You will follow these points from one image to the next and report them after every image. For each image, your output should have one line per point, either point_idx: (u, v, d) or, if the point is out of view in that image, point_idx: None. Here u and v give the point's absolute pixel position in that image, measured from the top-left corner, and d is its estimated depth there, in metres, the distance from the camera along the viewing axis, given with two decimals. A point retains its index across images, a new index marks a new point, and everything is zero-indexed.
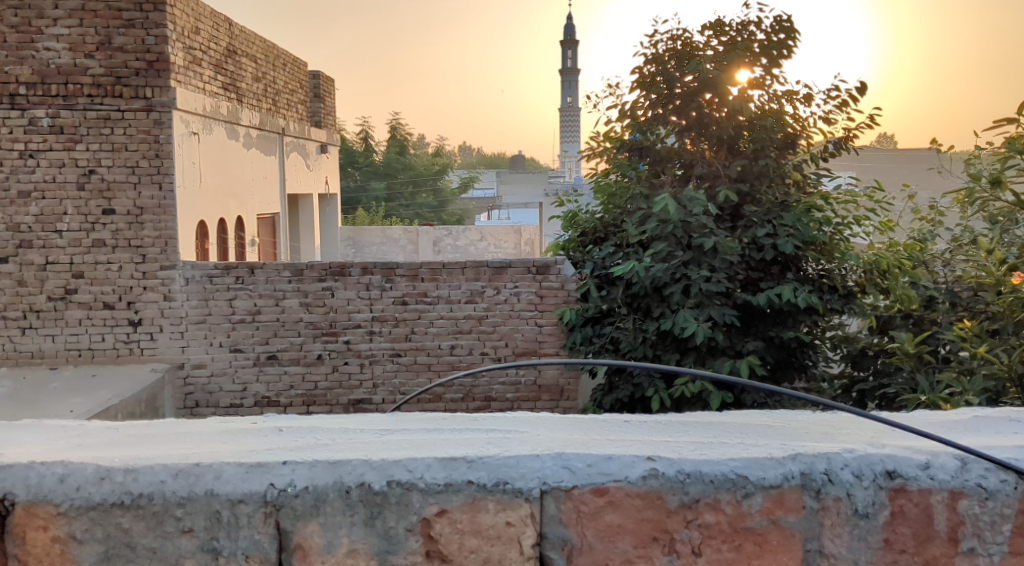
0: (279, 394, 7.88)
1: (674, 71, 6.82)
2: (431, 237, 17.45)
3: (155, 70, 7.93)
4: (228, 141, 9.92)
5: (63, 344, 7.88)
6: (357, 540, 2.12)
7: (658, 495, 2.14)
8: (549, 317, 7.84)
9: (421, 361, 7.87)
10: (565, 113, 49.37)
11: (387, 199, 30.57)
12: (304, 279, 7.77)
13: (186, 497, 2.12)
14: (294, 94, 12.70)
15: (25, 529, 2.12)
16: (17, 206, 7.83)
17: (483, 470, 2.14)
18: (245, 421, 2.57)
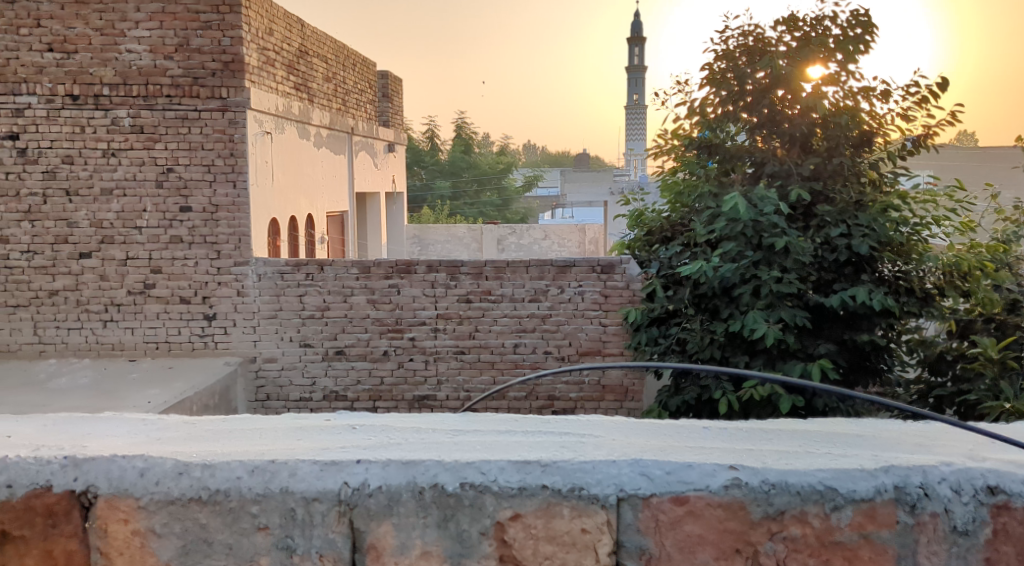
0: (347, 389, 7.94)
1: (745, 68, 6.78)
2: (495, 235, 17.58)
3: (230, 70, 8.04)
4: (300, 141, 10.05)
5: (142, 337, 8.06)
6: (430, 542, 2.03)
7: (741, 505, 2.05)
8: (614, 316, 7.75)
9: (485, 359, 7.85)
10: (634, 112, 49.12)
11: (453, 198, 30.55)
12: (372, 276, 7.82)
13: (262, 494, 2.04)
14: (363, 94, 12.80)
15: (107, 521, 2.04)
16: (99, 203, 8.00)
17: (558, 474, 2.06)
18: (317, 418, 2.47)
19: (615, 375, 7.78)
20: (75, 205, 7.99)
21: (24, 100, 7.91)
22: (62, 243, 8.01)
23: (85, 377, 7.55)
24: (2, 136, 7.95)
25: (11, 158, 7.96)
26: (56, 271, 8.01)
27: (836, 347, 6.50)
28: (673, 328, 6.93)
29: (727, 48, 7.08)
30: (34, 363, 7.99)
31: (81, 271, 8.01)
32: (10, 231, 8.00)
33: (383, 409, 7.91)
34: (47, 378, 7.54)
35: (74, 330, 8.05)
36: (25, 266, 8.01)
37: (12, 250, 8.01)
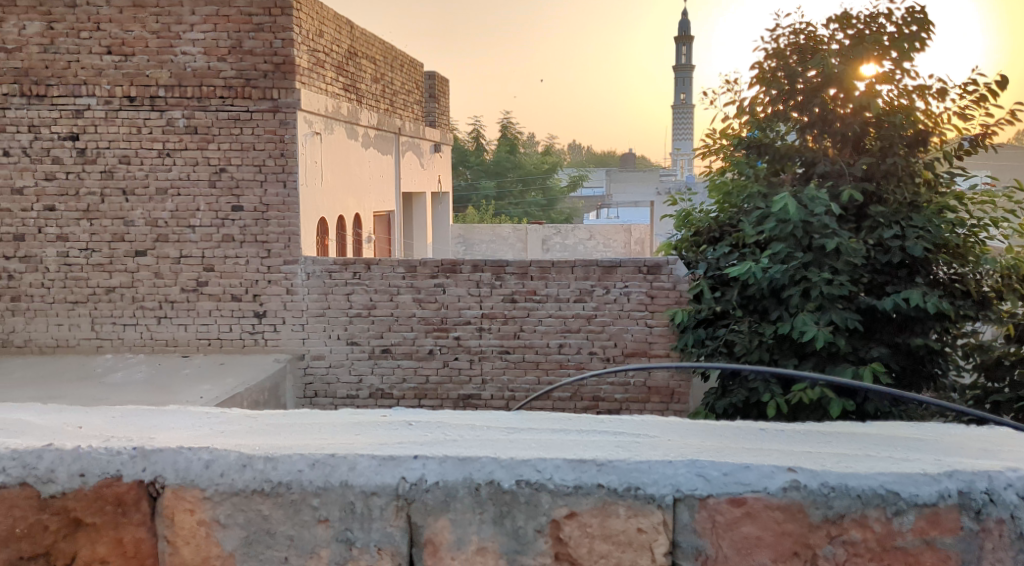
0: (393, 387, 7.99)
1: (796, 67, 6.80)
2: (540, 234, 17.66)
3: (282, 72, 8.14)
4: (348, 141, 10.14)
5: (195, 333, 8.18)
6: (487, 538, 1.94)
7: (800, 508, 1.96)
8: (660, 318, 7.71)
9: (530, 359, 7.86)
10: (682, 112, 48.86)
11: (498, 198, 30.58)
12: (418, 275, 7.87)
13: (322, 487, 1.95)
14: (411, 94, 12.87)
15: (174, 510, 1.97)
16: (155, 202, 8.14)
17: (614, 473, 1.96)
18: (374, 413, 2.36)
19: (661, 377, 7.74)
20: (131, 204, 8.14)
21: (84, 102, 8.06)
22: (119, 242, 8.16)
23: (140, 372, 7.70)
24: (63, 137, 8.09)
25: (70, 158, 8.11)
26: (113, 269, 8.17)
27: (889, 351, 6.42)
28: (721, 329, 6.86)
29: (777, 47, 7.06)
30: (92, 358, 8.15)
31: (137, 268, 8.17)
32: (69, 229, 8.15)
33: (428, 407, 7.94)
34: (103, 373, 7.70)
35: (129, 327, 8.20)
36: (84, 263, 8.17)
37: (71, 248, 8.16)
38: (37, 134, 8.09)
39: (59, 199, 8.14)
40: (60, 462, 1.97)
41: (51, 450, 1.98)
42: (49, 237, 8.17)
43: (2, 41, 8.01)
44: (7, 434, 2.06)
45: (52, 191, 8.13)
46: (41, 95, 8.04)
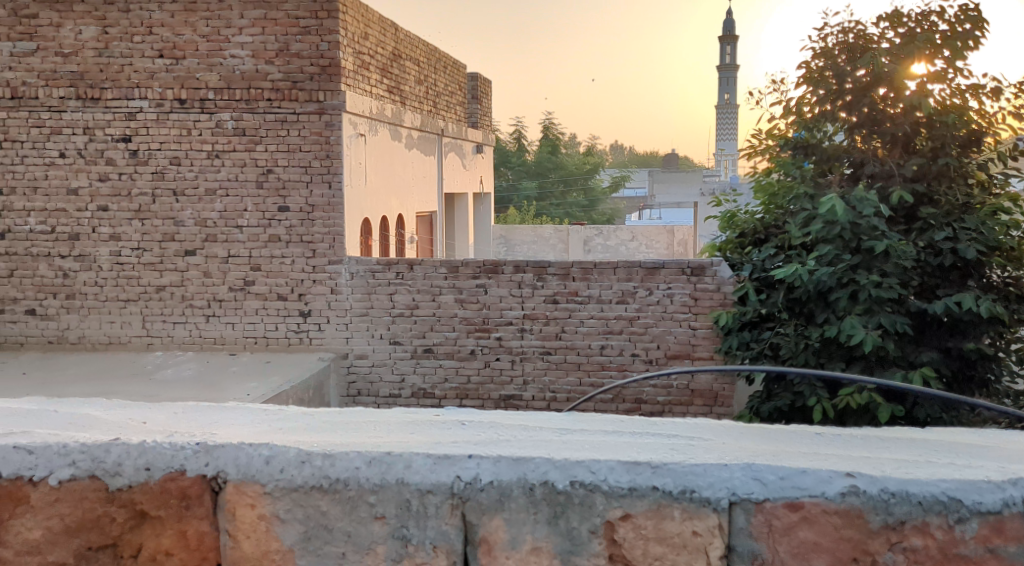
0: (435, 386, 8.02)
1: (845, 66, 6.74)
2: (582, 236, 17.71)
3: (327, 74, 8.21)
4: (392, 143, 10.20)
5: (242, 332, 8.29)
6: (541, 538, 1.86)
7: (859, 514, 1.85)
8: (704, 320, 7.66)
9: (571, 360, 7.85)
10: (726, 112, 48.54)
11: (539, 198, 30.64)
12: (460, 276, 7.89)
13: (379, 484, 1.87)
14: (454, 95, 12.94)
15: (235, 505, 1.89)
16: (204, 202, 8.25)
17: (669, 476, 1.86)
18: (426, 413, 2.33)
19: (704, 379, 7.71)
20: (182, 205, 8.26)
21: (136, 104, 8.20)
22: (169, 241, 8.28)
23: (189, 369, 7.82)
24: (116, 139, 8.24)
25: (123, 160, 8.26)
26: (164, 267, 8.29)
27: (939, 355, 6.33)
28: (767, 332, 6.81)
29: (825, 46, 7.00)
30: (143, 355, 8.29)
31: (186, 268, 8.28)
32: (122, 229, 8.29)
33: (470, 407, 7.96)
34: (154, 370, 7.83)
35: (179, 324, 8.32)
36: (136, 263, 8.31)
37: (123, 248, 8.30)
38: (92, 136, 8.24)
39: (112, 199, 8.29)
40: (127, 455, 1.91)
41: (118, 443, 1.92)
42: (102, 237, 8.31)
43: (59, 46, 8.19)
44: (74, 428, 2.05)
45: (106, 192, 8.28)
46: (95, 98, 8.20)
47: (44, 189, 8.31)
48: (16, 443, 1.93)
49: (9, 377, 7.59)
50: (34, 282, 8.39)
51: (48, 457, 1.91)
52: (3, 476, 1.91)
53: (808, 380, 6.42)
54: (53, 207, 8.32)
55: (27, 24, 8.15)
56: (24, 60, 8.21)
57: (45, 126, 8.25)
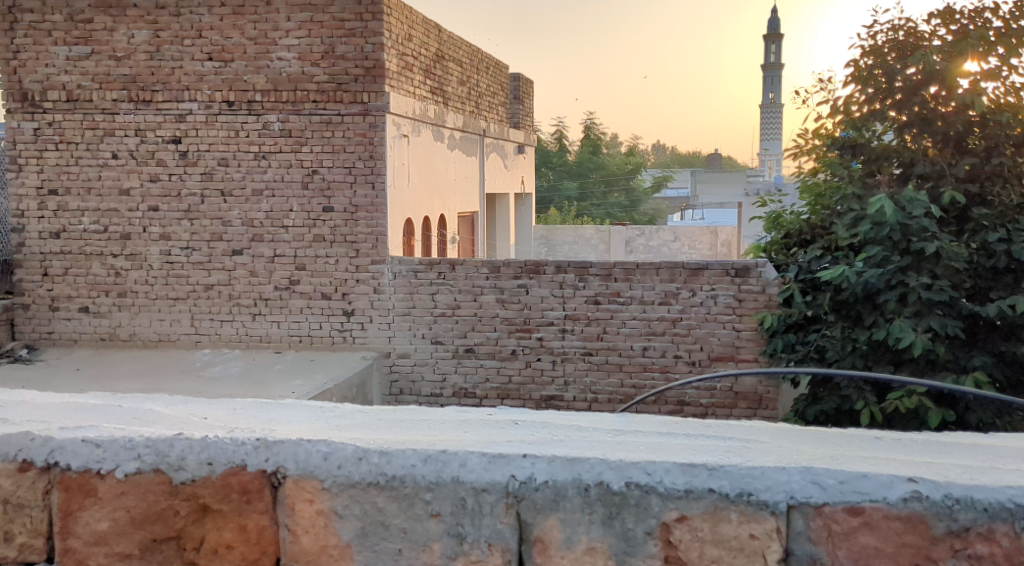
0: (476, 386, 8.04)
1: (895, 64, 6.68)
2: (624, 237, 17.64)
3: (372, 76, 8.25)
4: (435, 143, 10.22)
5: (287, 330, 8.37)
6: (596, 538, 1.85)
7: (922, 520, 1.81)
8: (748, 321, 7.54)
9: (613, 361, 7.82)
10: (771, 112, 48.03)
11: (579, 199, 30.76)
12: (501, 276, 7.90)
13: (435, 482, 1.87)
14: (496, 96, 12.95)
15: (294, 500, 1.91)
16: (251, 203, 8.34)
17: (726, 478, 1.85)
18: (479, 412, 2.34)
19: (749, 382, 7.65)
20: (229, 205, 8.36)
21: (186, 106, 8.31)
22: (217, 241, 8.38)
23: (237, 366, 7.92)
24: (166, 140, 8.36)
25: (173, 161, 8.38)
26: (212, 267, 8.40)
27: (992, 360, 6.20)
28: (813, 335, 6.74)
29: (875, 44, 6.92)
30: (190, 353, 8.42)
31: (234, 267, 8.38)
32: (171, 229, 8.41)
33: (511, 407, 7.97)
34: (202, 367, 7.95)
35: (226, 323, 8.43)
36: (185, 262, 8.42)
37: (173, 247, 8.43)
38: (143, 138, 8.37)
39: (163, 200, 8.41)
40: (189, 450, 1.93)
41: (182, 437, 1.95)
42: (153, 236, 8.43)
43: (112, 50, 8.33)
44: (138, 423, 2.09)
45: (157, 193, 8.41)
46: (147, 100, 8.33)
47: (98, 190, 8.46)
48: (84, 437, 1.97)
49: (64, 372, 7.75)
50: (87, 281, 8.54)
51: (115, 450, 1.94)
52: (71, 468, 1.95)
53: (855, 384, 6.35)
54: (106, 207, 8.46)
55: (82, 28, 8.31)
56: (79, 63, 8.36)
57: (99, 128, 8.40)
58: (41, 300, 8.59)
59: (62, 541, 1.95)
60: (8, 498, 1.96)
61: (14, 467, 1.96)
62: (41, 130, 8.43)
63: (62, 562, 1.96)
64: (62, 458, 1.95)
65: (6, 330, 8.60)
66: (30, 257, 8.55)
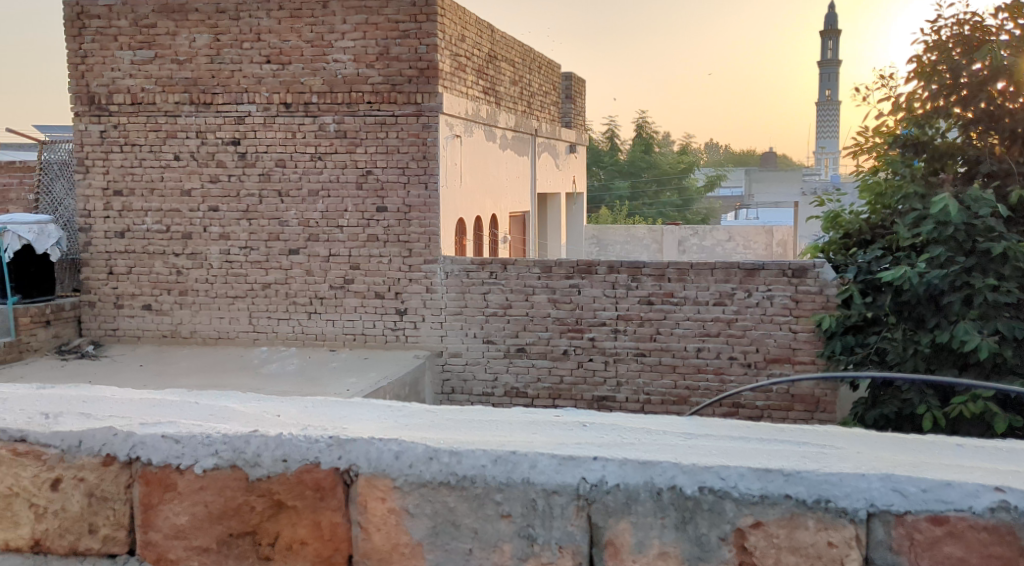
0: (528, 386, 8.04)
1: (960, 59, 6.55)
2: (677, 236, 17.51)
3: (425, 77, 8.29)
4: (487, 143, 10.24)
5: (341, 329, 8.45)
6: (669, 543, 1.83)
7: (1009, 531, 1.75)
8: (805, 323, 7.44)
9: (666, 362, 7.75)
10: (828, 110, 47.31)
11: (632, 198, 30.50)
12: (553, 276, 7.89)
13: (505, 483, 1.87)
14: (548, 95, 12.94)
15: (367, 498, 1.91)
16: (307, 203, 8.43)
17: (803, 484, 1.80)
18: (546, 413, 2.33)
19: (805, 385, 7.53)
20: (286, 205, 8.46)
21: (245, 109, 8.44)
22: (274, 240, 8.49)
23: (293, 364, 8.02)
24: (226, 142, 8.49)
25: (232, 162, 8.50)
26: (269, 266, 8.51)
27: None
28: (873, 337, 6.66)
29: (938, 39, 6.80)
30: (248, 350, 8.54)
31: (290, 266, 8.48)
32: (230, 229, 8.54)
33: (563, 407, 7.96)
34: (260, 364, 8.05)
35: (283, 321, 8.54)
36: (243, 261, 8.54)
37: (231, 246, 8.55)
38: (204, 140, 8.50)
39: (222, 200, 8.53)
40: (265, 446, 1.94)
41: (257, 434, 1.95)
42: (212, 236, 8.56)
43: (174, 54, 8.47)
44: (215, 420, 2.11)
45: (217, 193, 8.53)
46: (207, 103, 8.46)
47: (160, 190, 8.61)
48: (164, 432, 1.98)
49: (127, 368, 7.91)
50: (150, 280, 8.70)
51: (194, 446, 1.96)
52: (152, 463, 1.96)
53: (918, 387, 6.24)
54: (168, 207, 8.61)
55: (146, 33, 8.47)
56: (143, 67, 8.53)
57: (161, 130, 8.55)
58: (106, 298, 8.79)
59: (143, 534, 1.98)
60: (93, 491, 1.99)
61: (98, 460, 1.99)
62: (106, 133, 8.62)
63: (143, 554, 1.98)
64: (142, 453, 1.97)
65: (73, 327, 8.81)
66: (96, 256, 8.74)
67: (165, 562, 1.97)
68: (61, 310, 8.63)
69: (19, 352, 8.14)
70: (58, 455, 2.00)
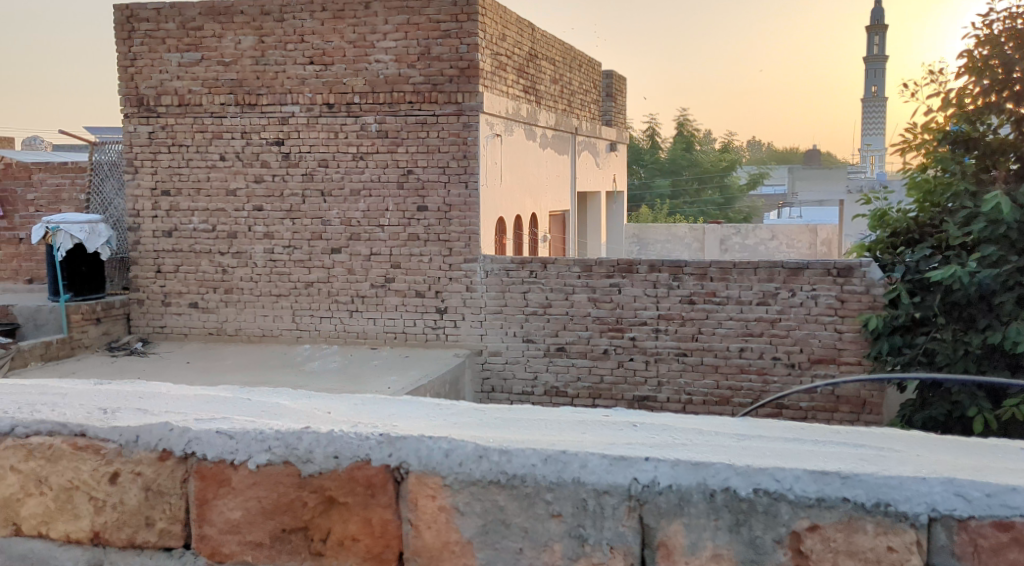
0: (567, 385, 8.02)
1: (1013, 53, 6.44)
2: (718, 235, 17.34)
3: (466, 76, 8.27)
4: (527, 142, 10.21)
5: (382, 327, 8.50)
6: (722, 545, 1.80)
7: None
8: (850, 323, 7.33)
9: (708, 362, 7.68)
10: (875, 107, 46.66)
11: (672, 196, 30.56)
12: (594, 275, 7.86)
13: (556, 482, 1.85)
14: (588, 93, 12.88)
15: (418, 496, 1.90)
16: (349, 203, 8.47)
17: (861, 488, 1.77)
18: (594, 413, 2.32)
19: (850, 386, 7.43)
20: (328, 205, 8.51)
21: (288, 109, 8.50)
22: (317, 240, 8.54)
23: (335, 362, 8.07)
24: (270, 143, 8.56)
25: (276, 162, 8.57)
26: (312, 265, 8.57)
27: None
28: (920, 337, 6.58)
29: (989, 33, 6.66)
30: (291, 348, 8.62)
31: (332, 265, 8.53)
32: (275, 228, 8.61)
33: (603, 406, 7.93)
34: (302, 362, 8.12)
35: (325, 319, 8.60)
36: (287, 260, 8.61)
37: (276, 246, 8.62)
38: (248, 140, 8.59)
39: (266, 200, 8.61)
40: (317, 443, 1.94)
41: (309, 430, 1.96)
42: (257, 235, 8.65)
43: (221, 55, 8.57)
44: (267, 416, 2.12)
45: (261, 193, 8.61)
46: (252, 104, 8.54)
47: (206, 190, 8.71)
48: (218, 428, 1.99)
49: (174, 365, 8.02)
50: (196, 278, 8.80)
51: (247, 442, 1.96)
52: (207, 458, 1.97)
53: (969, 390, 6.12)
54: (214, 207, 8.70)
55: (194, 35, 8.57)
56: (190, 69, 8.63)
57: (207, 131, 8.65)
58: (153, 296, 8.92)
59: (198, 527, 1.99)
60: (149, 485, 2.00)
61: (155, 455, 2.00)
62: (155, 134, 8.74)
63: (199, 548, 1.99)
64: (198, 448, 1.98)
65: (121, 324, 8.95)
66: (144, 254, 8.88)
67: (219, 555, 1.98)
68: (110, 307, 8.78)
69: (71, 349, 8.30)
70: (116, 450, 2.01)
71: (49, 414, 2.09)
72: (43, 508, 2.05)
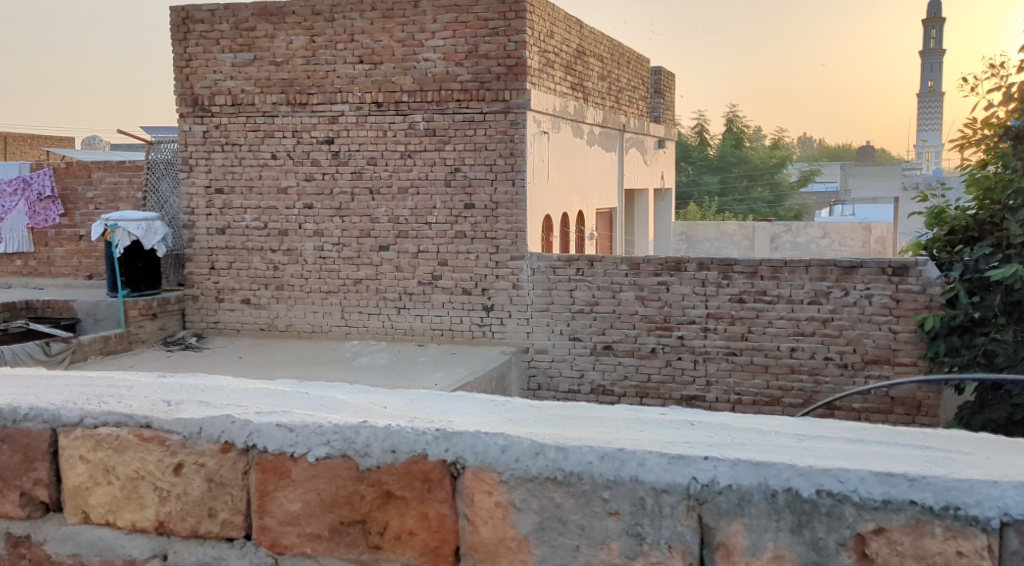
0: (614, 383, 7.98)
1: None
2: (769, 233, 17.12)
3: (514, 74, 8.23)
4: (574, 139, 10.18)
5: (429, 324, 8.53)
6: (784, 547, 1.74)
7: None
8: (906, 323, 7.19)
9: (758, 361, 7.59)
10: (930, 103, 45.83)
11: (722, 193, 30.47)
12: (641, 273, 7.81)
13: (614, 480, 1.81)
14: (636, 90, 12.80)
15: (474, 491, 1.88)
16: (397, 200, 8.51)
17: (929, 490, 1.69)
18: (650, 412, 2.28)
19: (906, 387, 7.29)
20: (377, 203, 8.55)
21: (338, 108, 8.56)
22: (365, 237, 8.60)
23: (383, 358, 8.13)
24: (320, 141, 8.63)
25: (326, 160, 8.64)
26: (360, 262, 8.62)
27: None
28: (980, 338, 6.60)
29: None
30: (339, 344, 8.69)
31: (380, 262, 8.58)
32: (325, 225, 8.68)
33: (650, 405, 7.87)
34: (351, 358, 8.18)
35: (373, 315, 8.65)
36: (336, 257, 8.68)
37: (325, 242, 8.69)
38: (299, 139, 8.67)
39: (316, 198, 8.69)
40: (374, 437, 1.93)
41: (367, 425, 1.95)
42: (307, 233, 8.73)
43: (273, 55, 8.66)
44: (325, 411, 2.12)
45: (311, 191, 8.69)
46: (303, 103, 8.62)
47: (258, 188, 8.81)
48: (278, 421, 2.00)
49: (226, 360, 8.13)
50: (248, 275, 8.92)
51: (307, 435, 1.97)
52: (268, 451, 1.98)
53: None
54: (265, 205, 8.80)
55: (246, 36, 8.67)
56: (243, 69, 8.74)
57: (260, 129, 8.75)
58: (207, 292, 9.04)
59: (259, 519, 2.00)
60: (212, 476, 2.01)
61: (217, 447, 2.01)
62: (209, 133, 8.86)
63: (259, 539, 2.00)
64: (259, 441, 1.99)
65: (177, 319, 9.07)
66: (198, 251, 9.00)
67: (279, 547, 1.99)
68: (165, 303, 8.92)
69: (128, 343, 8.47)
70: (179, 442, 2.02)
71: (116, 405, 2.12)
72: (111, 496, 2.07)
